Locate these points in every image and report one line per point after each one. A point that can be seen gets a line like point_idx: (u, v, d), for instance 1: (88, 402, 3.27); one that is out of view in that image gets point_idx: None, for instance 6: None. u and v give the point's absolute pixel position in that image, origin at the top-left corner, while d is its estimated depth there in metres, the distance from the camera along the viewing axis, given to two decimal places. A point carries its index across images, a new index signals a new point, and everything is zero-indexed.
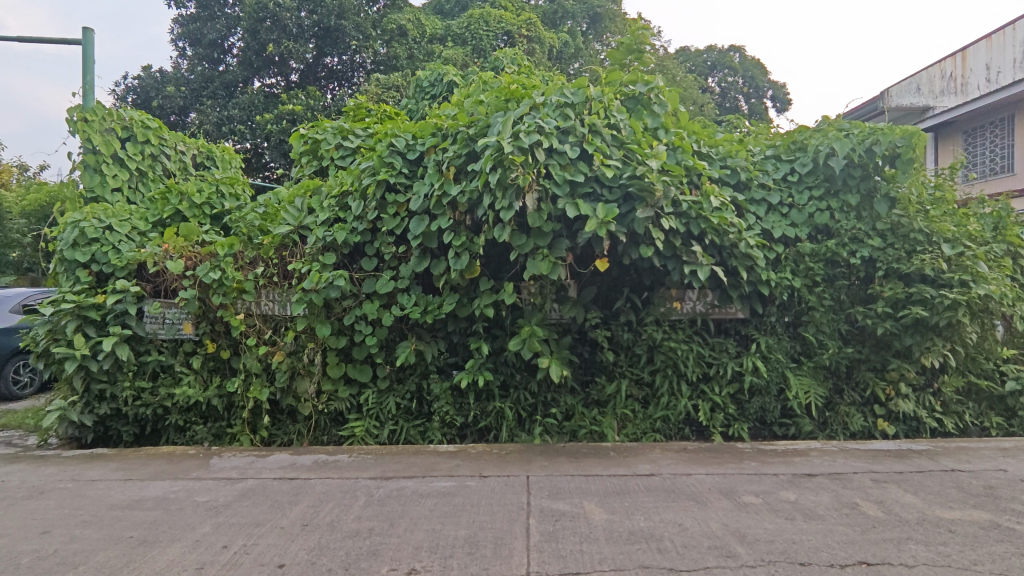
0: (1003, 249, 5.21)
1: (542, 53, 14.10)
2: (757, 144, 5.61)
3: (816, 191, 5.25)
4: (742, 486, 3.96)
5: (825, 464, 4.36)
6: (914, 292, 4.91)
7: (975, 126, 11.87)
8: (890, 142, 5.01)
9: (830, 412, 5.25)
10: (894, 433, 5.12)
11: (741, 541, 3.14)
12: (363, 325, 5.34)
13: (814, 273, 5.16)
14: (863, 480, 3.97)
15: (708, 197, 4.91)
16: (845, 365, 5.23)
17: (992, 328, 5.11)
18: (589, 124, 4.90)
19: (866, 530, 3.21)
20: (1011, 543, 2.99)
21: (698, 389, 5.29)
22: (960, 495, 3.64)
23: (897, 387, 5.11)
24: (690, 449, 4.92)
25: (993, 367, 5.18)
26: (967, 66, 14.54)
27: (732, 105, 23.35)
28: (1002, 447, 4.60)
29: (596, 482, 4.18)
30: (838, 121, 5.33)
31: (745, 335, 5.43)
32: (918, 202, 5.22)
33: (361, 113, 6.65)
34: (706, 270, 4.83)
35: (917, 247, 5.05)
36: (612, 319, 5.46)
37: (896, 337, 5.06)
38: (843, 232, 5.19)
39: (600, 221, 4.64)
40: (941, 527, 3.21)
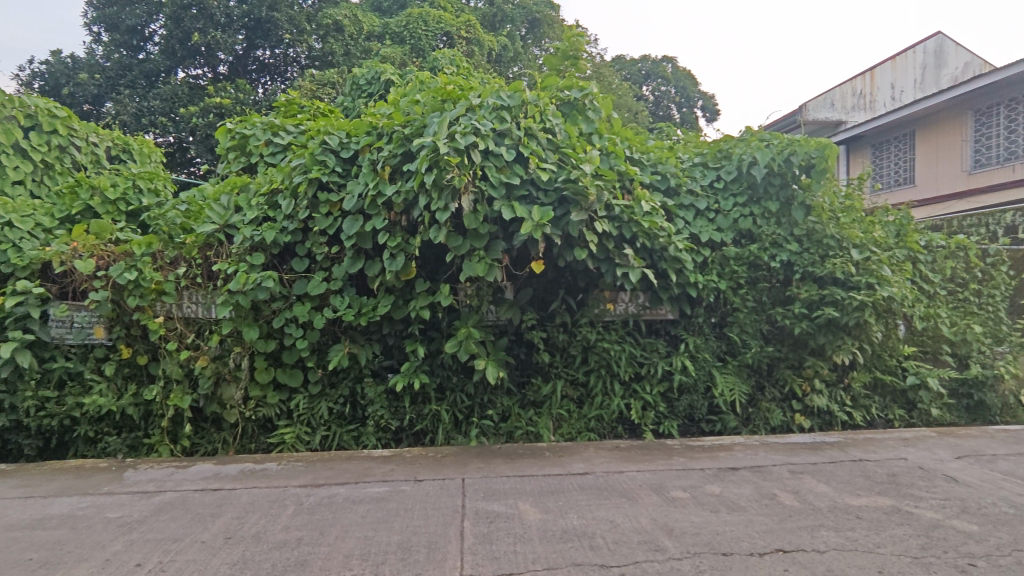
0: (904, 254, 5.62)
1: (481, 55, 14.11)
2: (686, 152, 5.86)
3: (740, 198, 5.51)
4: (671, 481, 4.10)
5: (747, 457, 4.58)
6: (827, 294, 5.24)
7: (881, 140, 12.82)
8: (806, 153, 5.34)
9: (752, 408, 5.51)
10: (810, 427, 5.44)
11: (668, 535, 3.24)
12: (294, 328, 5.15)
13: (738, 275, 5.43)
14: (781, 472, 4.20)
15: (640, 202, 5.05)
16: (766, 364, 5.52)
17: (895, 327, 5.51)
18: (525, 127, 4.95)
19: (783, 519, 3.39)
20: (910, 526, 3.23)
21: (631, 389, 5.43)
22: (866, 483, 3.91)
23: (812, 383, 5.44)
24: (623, 446, 5.05)
25: (896, 363, 5.58)
26: (876, 85, 15.71)
27: (664, 113, 24.21)
28: (904, 438, 4.97)
29: (531, 482, 4.21)
30: (760, 132, 5.62)
31: (674, 335, 5.63)
32: (830, 209, 5.58)
33: (293, 109, 6.41)
34: (637, 272, 4.98)
35: (829, 251, 5.39)
36: (548, 321, 5.53)
37: (811, 336, 5.38)
38: (764, 237, 5.48)
39: (535, 223, 4.69)
40: (850, 514, 3.43)
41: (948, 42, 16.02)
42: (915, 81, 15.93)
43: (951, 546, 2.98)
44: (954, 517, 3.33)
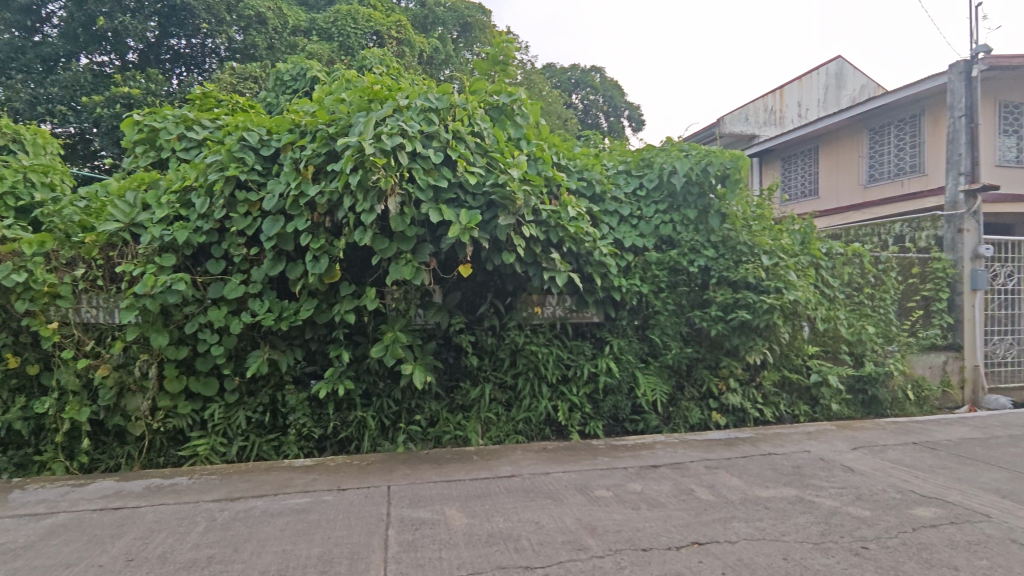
0: (807, 260, 6.01)
1: (412, 57, 13.92)
2: (610, 159, 6.05)
3: (661, 206, 5.77)
4: (595, 480, 4.20)
5: (667, 455, 4.76)
6: (740, 297, 5.53)
7: (789, 155, 13.86)
8: (721, 164, 5.65)
9: (673, 407, 5.74)
10: (725, 424, 5.74)
11: (592, 533, 3.31)
12: (208, 334, 4.87)
13: (659, 279, 5.67)
14: (698, 468, 4.40)
15: (566, 207, 5.15)
16: (685, 364, 5.77)
17: (800, 329, 5.89)
18: (454, 130, 4.92)
19: (699, 513, 3.54)
20: (811, 514, 3.46)
21: (558, 391, 5.52)
22: (774, 476, 4.16)
23: (727, 382, 5.73)
24: (550, 448, 5.13)
25: (802, 362, 5.98)
26: (785, 102, 16.84)
27: (593, 122, 24.89)
28: (808, 432, 5.33)
29: (458, 486, 4.18)
30: (679, 143, 5.89)
31: (599, 337, 5.79)
32: (743, 217, 5.91)
33: (209, 102, 6.07)
34: (563, 276, 5.07)
35: (742, 257, 5.70)
36: (476, 324, 5.54)
37: (726, 338, 5.67)
38: (683, 243, 5.75)
39: (463, 227, 4.68)
40: (759, 505, 3.63)
41: (847, 66, 17.34)
42: (818, 101, 17.22)
43: (846, 531, 3.21)
44: (850, 504, 3.59)
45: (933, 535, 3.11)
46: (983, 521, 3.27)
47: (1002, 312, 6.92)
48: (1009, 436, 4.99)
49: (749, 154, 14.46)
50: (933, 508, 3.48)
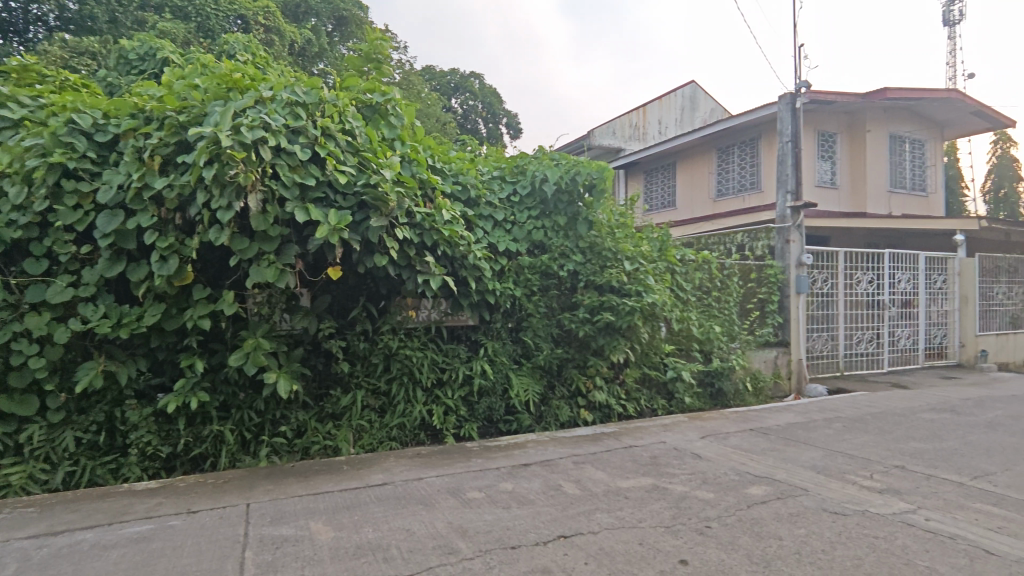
0: (663, 266, 6.51)
1: (282, 46, 13.07)
2: (485, 165, 6.13)
3: (533, 212, 5.96)
4: (468, 482, 4.22)
5: (538, 453, 4.92)
6: (604, 300, 5.89)
7: (651, 168, 15.05)
8: (588, 174, 5.92)
9: (545, 406, 5.94)
10: (592, 420, 6.03)
11: (462, 536, 3.32)
12: (25, 344, 4.20)
13: (531, 283, 5.89)
14: (566, 464, 4.59)
15: (441, 210, 5.14)
16: (556, 364, 5.99)
17: (657, 329, 6.36)
18: (323, 126, 4.69)
19: (565, 507, 3.69)
20: (665, 500, 3.75)
21: (432, 394, 5.48)
22: (634, 467, 4.46)
23: (594, 380, 6.03)
24: (424, 453, 5.07)
25: (659, 359, 6.47)
26: (647, 119, 18.12)
27: (472, 127, 25.15)
28: (664, 424, 5.78)
29: (325, 499, 3.99)
30: (550, 152, 6.14)
31: (474, 340, 5.86)
32: (607, 225, 6.30)
33: (29, 77, 5.25)
34: (438, 279, 5.05)
35: (607, 262, 6.09)
36: (347, 329, 5.35)
37: (592, 338, 6.00)
38: (553, 248, 6.02)
39: (332, 228, 4.48)
40: (620, 495, 3.87)
41: (699, 91, 19.14)
42: (675, 120, 18.83)
43: (693, 513, 3.51)
44: (697, 488, 3.95)
45: (764, 511, 3.50)
46: (802, 495, 3.74)
47: (819, 313, 8.00)
48: (824, 419, 5.77)
49: (615, 166, 15.44)
50: (764, 486, 3.93)
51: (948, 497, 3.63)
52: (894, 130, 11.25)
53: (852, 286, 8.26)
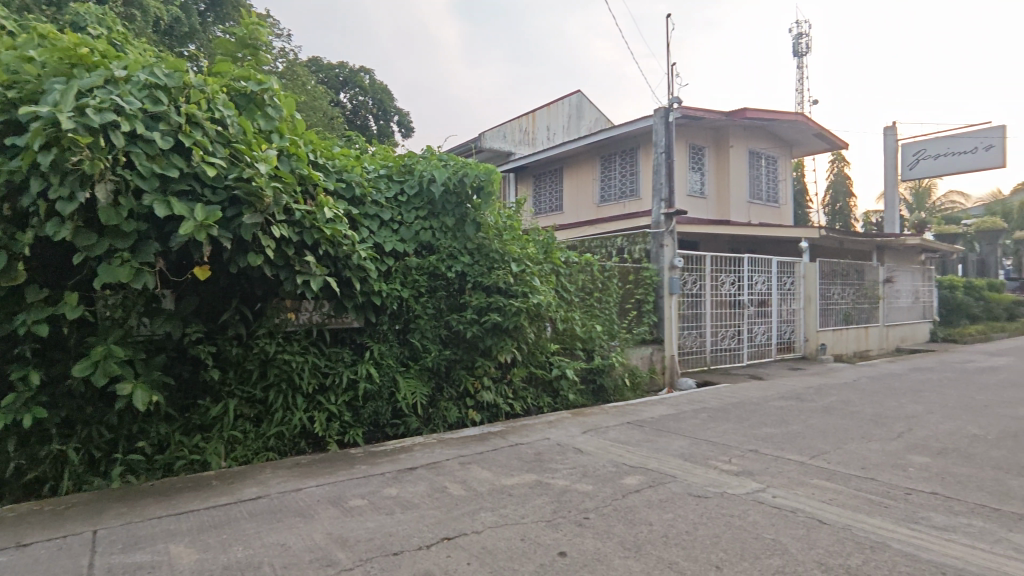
0: (548, 268, 6.73)
1: (145, 22, 11.77)
2: (371, 162, 5.95)
3: (421, 212, 5.90)
4: (350, 490, 4.08)
5: (425, 455, 4.87)
6: (492, 301, 5.99)
7: (539, 173, 15.50)
8: (476, 176, 5.96)
9: (432, 408, 5.89)
10: (480, 420, 6.08)
11: (342, 546, 3.21)
12: None
13: (419, 284, 5.82)
14: (452, 465, 4.59)
15: (323, 208, 4.92)
16: (445, 366, 5.96)
17: (543, 329, 6.56)
18: (187, 113, 4.31)
19: (450, 509, 3.69)
20: (547, 495, 3.87)
21: (314, 401, 5.23)
22: (518, 464, 4.56)
23: (482, 380, 6.09)
24: (304, 462, 4.82)
25: (545, 358, 6.67)
26: (536, 125, 18.61)
27: (361, 123, 24.36)
28: (549, 421, 5.97)
29: (190, 519, 3.67)
30: (438, 153, 6.11)
31: (360, 343, 5.68)
32: (495, 227, 6.40)
33: None
34: (319, 280, 4.84)
35: (494, 263, 6.20)
36: (218, 334, 4.97)
37: (480, 339, 6.05)
38: (441, 249, 6.01)
39: (198, 224, 4.14)
40: (504, 493, 3.93)
41: (585, 101, 19.99)
42: (562, 127, 19.51)
43: (573, 506, 3.66)
44: (577, 481, 4.12)
45: (637, 499, 3.72)
46: (671, 481, 4.03)
47: (689, 312, 8.67)
48: (692, 410, 6.26)
49: (505, 169, 15.71)
50: (638, 476, 4.18)
51: (792, 475, 4.09)
52: (752, 146, 12.47)
53: (717, 288, 9.05)
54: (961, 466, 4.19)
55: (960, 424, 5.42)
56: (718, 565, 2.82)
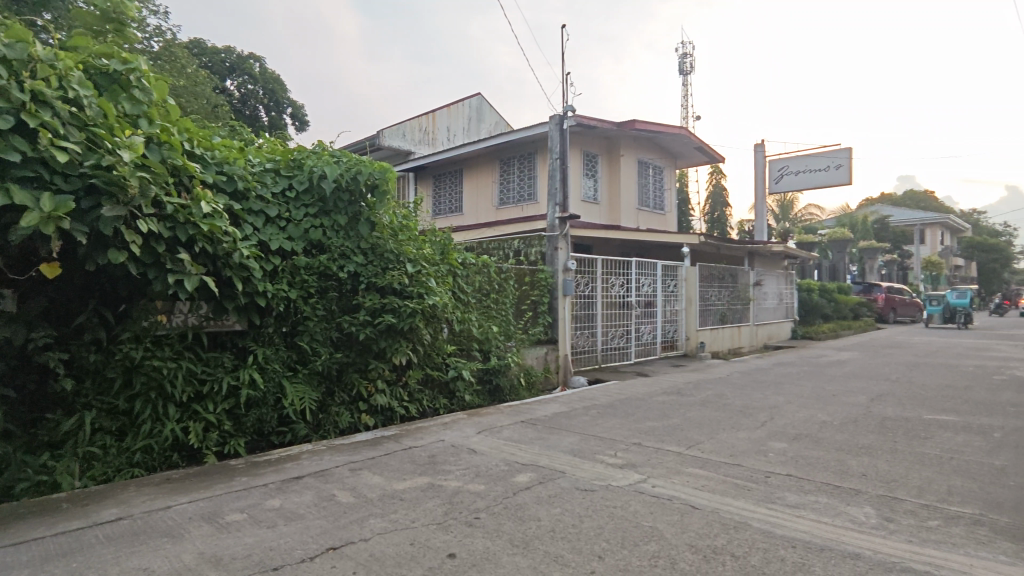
0: (445, 269, 6.70)
1: None
2: (256, 155, 5.59)
3: (311, 209, 5.64)
4: (227, 505, 3.81)
5: (313, 463, 4.66)
6: (386, 303, 5.86)
7: (439, 174, 15.40)
8: (370, 174, 5.82)
9: (322, 414, 5.66)
10: (374, 424, 5.93)
11: (215, 565, 2.98)
12: None
13: (308, 285, 5.56)
14: (342, 472, 4.43)
15: (199, 202, 4.56)
16: (336, 369, 5.75)
17: (440, 331, 6.52)
18: (33, 90, 3.81)
19: (337, 517, 3.55)
20: (439, 497, 3.85)
21: (189, 410, 4.83)
22: (411, 467, 4.50)
23: (376, 383, 5.94)
24: (175, 477, 4.43)
25: (441, 360, 6.63)
26: (437, 125, 18.46)
27: (251, 113, 22.84)
28: (444, 422, 5.95)
29: (31, 548, 3.25)
30: (330, 148, 5.90)
31: (242, 347, 5.34)
32: (389, 227, 6.27)
33: None
34: (195, 279, 4.49)
35: (388, 264, 6.08)
36: (71, 339, 4.46)
37: (373, 341, 5.89)
38: (333, 248, 5.79)
39: (45, 216, 3.70)
40: (395, 498, 3.85)
41: (486, 104, 20.14)
42: (462, 129, 19.52)
43: (464, 507, 3.66)
44: (470, 482, 4.13)
45: (527, 496, 3.80)
46: (560, 477, 4.15)
47: (582, 313, 9.01)
48: (583, 407, 6.51)
49: (404, 168, 15.44)
50: (530, 473, 4.27)
51: (670, 465, 4.36)
52: (641, 156, 13.20)
53: (608, 290, 9.48)
54: (812, 450, 4.69)
55: (812, 412, 6.07)
56: (600, 555, 2.94)
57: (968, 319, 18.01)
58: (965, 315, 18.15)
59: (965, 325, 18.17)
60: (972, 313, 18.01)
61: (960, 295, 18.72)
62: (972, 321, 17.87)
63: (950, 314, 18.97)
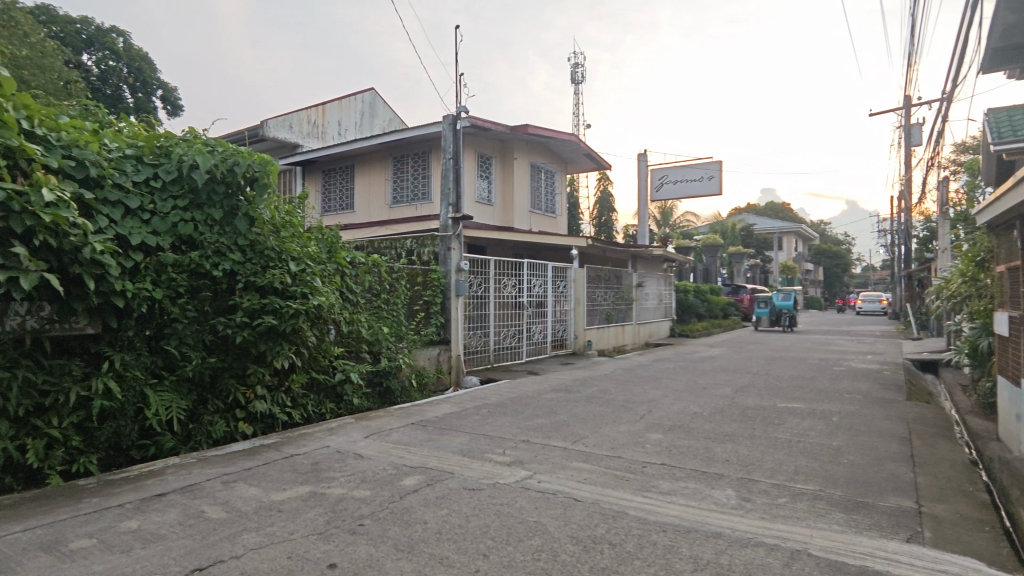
0: (333, 268, 6.43)
1: None
2: (113, 139, 5.03)
3: (180, 202, 5.19)
4: (74, 530, 3.40)
5: (179, 478, 4.27)
6: (266, 303, 5.51)
7: (329, 169, 14.77)
8: (248, 165, 5.45)
9: (193, 423, 5.23)
10: (253, 433, 5.55)
11: None
12: None
13: (176, 283, 5.09)
14: (213, 485, 4.11)
15: (40, 188, 4.03)
16: (208, 375, 5.33)
17: (326, 332, 6.25)
18: None
19: (205, 535, 3.28)
20: (321, 506, 3.68)
21: (27, 426, 4.23)
22: (292, 477, 4.27)
23: (254, 389, 5.56)
24: (8, 503, 3.87)
25: (328, 363, 6.36)
26: (327, 119, 17.70)
27: (113, 93, 20.48)
28: (330, 428, 5.71)
29: None
30: (203, 136, 5.47)
31: (95, 353, 4.80)
32: (270, 223, 5.92)
33: None
34: (33, 277, 3.95)
35: (269, 262, 5.73)
36: None
37: (252, 344, 5.51)
38: (205, 244, 5.36)
39: None
40: (272, 510, 3.64)
41: (379, 100, 19.64)
42: (354, 124, 18.89)
43: (348, 514, 3.54)
44: (355, 488, 4.00)
45: (414, 499, 3.75)
46: (449, 478, 4.14)
47: (475, 313, 9.06)
48: (474, 407, 6.53)
49: (291, 161, 14.65)
50: (418, 476, 4.22)
51: (556, 460, 4.51)
52: (534, 160, 13.51)
53: (500, 290, 9.61)
54: (683, 439, 5.06)
55: (685, 404, 6.55)
56: (485, 554, 2.97)
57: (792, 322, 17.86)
58: (789, 316, 17.89)
59: (789, 326, 18.06)
60: (795, 315, 17.93)
61: (785, 296, 18.20)
62: (795, 324, 17.82)
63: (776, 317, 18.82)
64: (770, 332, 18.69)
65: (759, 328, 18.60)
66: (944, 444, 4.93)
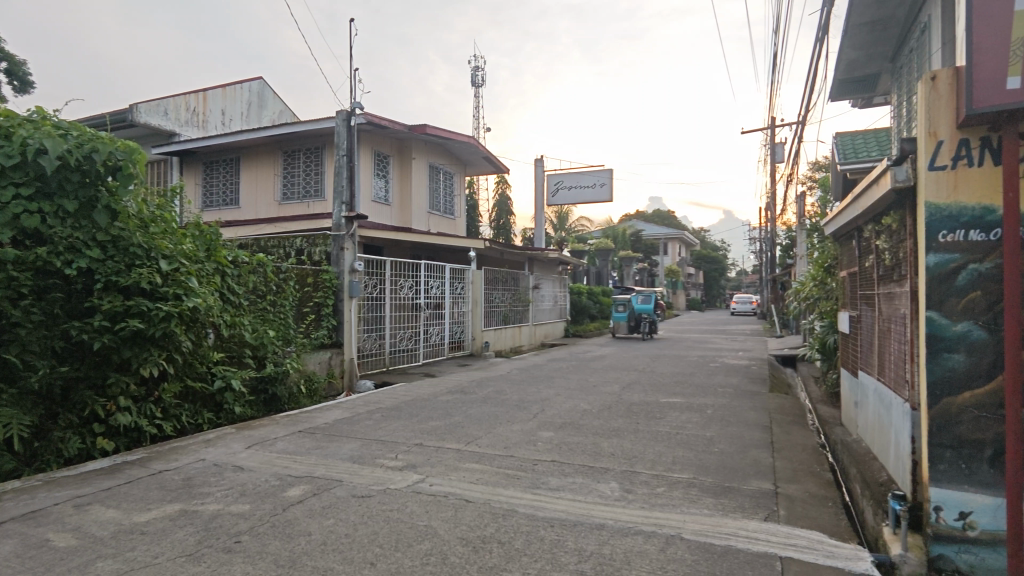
0: (211, 268, 5.97)
1: None
2: None
3: (24, 190, 4.60)
4: None
5: (22, 504, 3.77)
6: (131, 305, 4.99)
7: (211, 161, 13.70)
8: (109, 153, 4.91)
9: (39, 442, 4.67)
10: (114, 449, 4.99)
11: None
12: None
13: (18, 283, 4.50)
14: (63, 510, 3.66)
15: None
16: (59, 387, 4.76)
17: (202, 336, 5.79)
18: None
19: (49, 567, 2.92)
20: (191, 525, 3.40)
21: None
22: (159, 495, 3.91)
23: (116, 401, 5.00)
24: None
25: (205, 369, 5.90)
26: (208, 106, 16.40)
27: None
28: (206, 440, 5.29)
29: None
30: (54, 117, 4.88)
31: None
32: (137, 217, 5.38)
33: None
34: None
35: (135, 260, 5.20)
36: None
37: (114, 351, 4.99)
38: (56, 239, 4.78)
39: None
40: (133, 533, 3.31)
41: (268, 89, 18.47)
42: (240, 114, 17.64)
43: (223, 531, 3.30)
44: (232, 503, 3.73)
45: (297, 511, 3.57)
46: (337, 486, 4.00)
47: (369, 315, 8.80)
48: (366, 412, 6.35)
49: (167, 150, 13.42)
50: (303, 486, 4.03)
51: (449, 462, 4.50)
52: (433, 161, 13.39)
53: (397, 291, 9.42)
54: (573, 436, 5.24)
55: (576, 402, 6.79)
56: (372, 562, 2.90)
57: (652, 329, 15.98)
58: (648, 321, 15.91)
59: (648, 331, 16.11)
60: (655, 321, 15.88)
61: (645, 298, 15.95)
62: (655, 331, 15.97)
63: (636, 323, 16.51)
64: (628, 339, 16.61)
65: (616, 335, 16.53)
66: (798, 431, 5.49)
